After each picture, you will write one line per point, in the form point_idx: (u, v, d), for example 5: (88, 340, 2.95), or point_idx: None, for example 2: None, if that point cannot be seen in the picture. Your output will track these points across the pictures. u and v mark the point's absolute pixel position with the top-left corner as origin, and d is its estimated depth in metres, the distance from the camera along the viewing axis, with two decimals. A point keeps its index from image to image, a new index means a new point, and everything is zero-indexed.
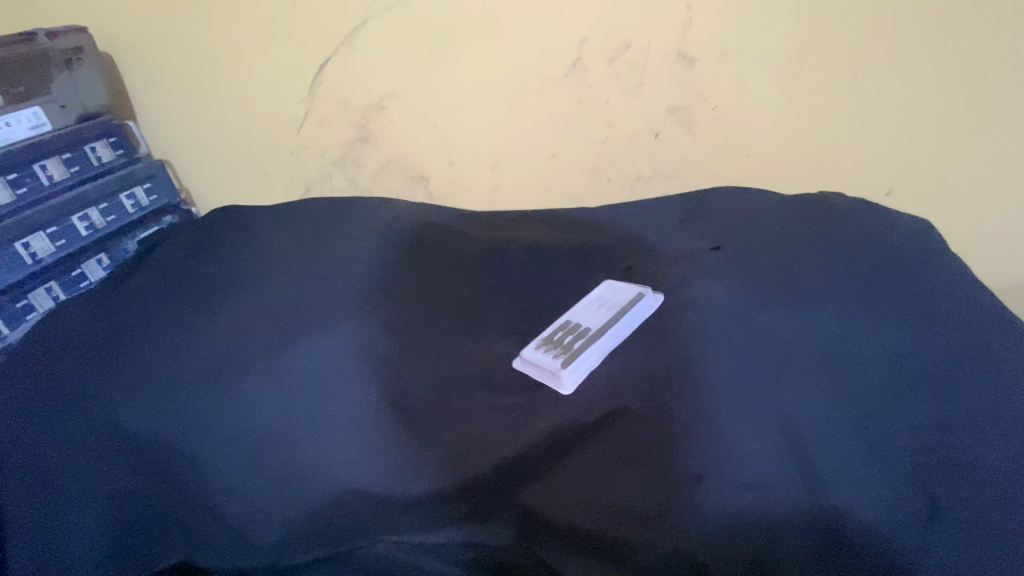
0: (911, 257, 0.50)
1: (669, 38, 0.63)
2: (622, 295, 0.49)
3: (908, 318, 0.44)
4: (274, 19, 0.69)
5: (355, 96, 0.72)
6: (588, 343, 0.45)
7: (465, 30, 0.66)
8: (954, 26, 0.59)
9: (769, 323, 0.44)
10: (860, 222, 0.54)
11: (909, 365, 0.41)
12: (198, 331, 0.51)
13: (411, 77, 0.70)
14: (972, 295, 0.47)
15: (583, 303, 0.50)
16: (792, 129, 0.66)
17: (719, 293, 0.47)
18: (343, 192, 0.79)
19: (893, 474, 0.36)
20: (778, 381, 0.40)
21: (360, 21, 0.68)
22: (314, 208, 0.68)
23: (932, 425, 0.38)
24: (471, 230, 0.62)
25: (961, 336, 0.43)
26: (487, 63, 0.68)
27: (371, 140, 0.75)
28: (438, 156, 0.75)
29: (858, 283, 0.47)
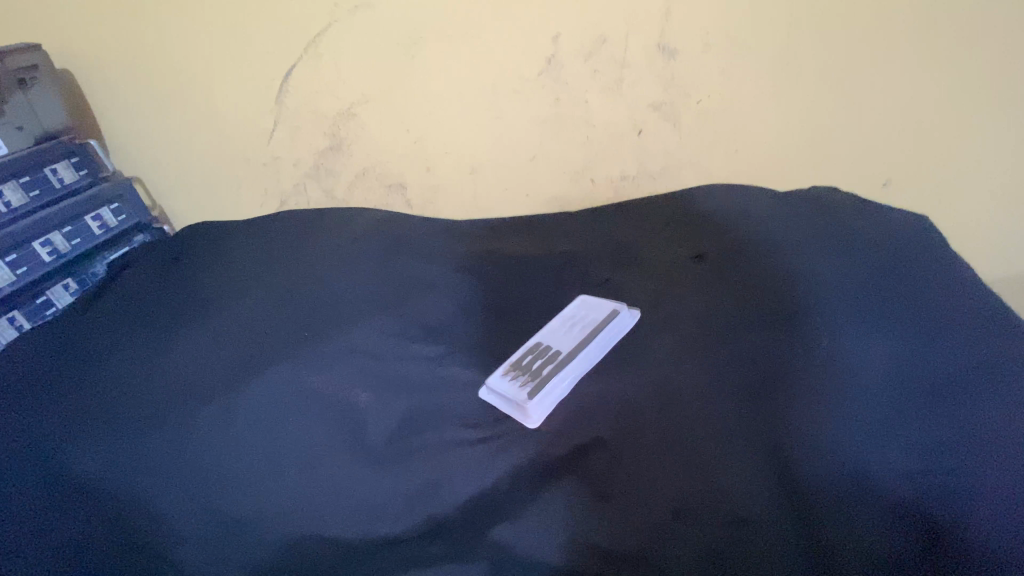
0: (910, 257, 0.46)
1: (648, 30, 0.59)
2: (596, 313, 0.46)
3: (905, 324, 0.41)
4: (236, 28, 0.67)
5: (325, 104, 0.69)
6: (558, 369, 0.42)
7: (435, 31, 0.63)
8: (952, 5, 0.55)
9: (750, 341, 0.41)
10: (854, 220, 0.50)
11: (907, 378, 0.38)
12: (163, 357, 0.49)
13: (382, 82, 0.67)
14: (976, 295, 0.44)
15: (555, 322, 0.47)
16: (782, 121, 0.63)
17: (696, 310, 0.45)
18: (319, 203, 0.77)
19: (900, 500, 0.32)
20: (764, 401, 0.37)
21: (324, 26, 0.65)
22: (284, 223, 0.65)
23: (941, 443, 0.34)
24: (445, 243, 0.60)
25: (967, 340, 0.40)
26: (458, 65, 0.65)
27: (345, 149, 0.72)
28: (415, 163, 0.72)
29: (852, 289, 0.44)
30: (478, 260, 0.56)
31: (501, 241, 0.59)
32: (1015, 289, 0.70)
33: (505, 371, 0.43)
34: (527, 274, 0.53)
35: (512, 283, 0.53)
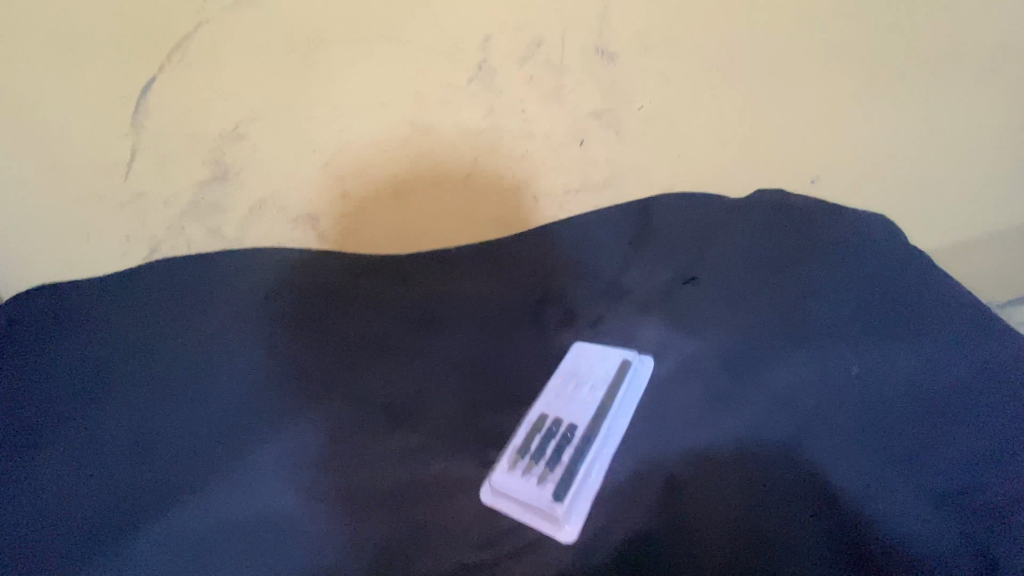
0: (884, 254, 0.46)
1: (586, 31, 0.54)
2: (606, 368, 0.41)
3: (914, 334, 0.40)
4: (62, 28, 0.51)
5: (204, 124, 0.56)
6: (583, 450, 0.35)
7: (339, 33, 0.53)
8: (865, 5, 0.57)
9: (776, 374, 0.38)
10: (820, 223, 0.50)
11: (934, 388, 0.37)
12: (79, 481, 0.40)
13: (277, 95, 0.56)
14: (954, 287, 0.44)
15: (558, 383, 0.41)
16: (721, 124, 0.62)
17: (708, 347, 0.41)
18: (206, 245, 0.63)
19: (969, 529, 0.30)
20: (809, 442, 0.35)
21: (192, 27, 0.51)
22: (198, 280, 0.55)
23: (986, 456, 0.33)
24: (399, 295, 0.53)
25: (976, 341, 0.39)
26: (372, 74, 0.55)
27: (234, 178, 0.60)
28: (326, 190, 0.62)
29: (849, 300, 0.42)
30: (452, 313, 0.50)
31: (468, 284, 0.53)
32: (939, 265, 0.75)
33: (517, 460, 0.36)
34: (505, 321, 0.49)
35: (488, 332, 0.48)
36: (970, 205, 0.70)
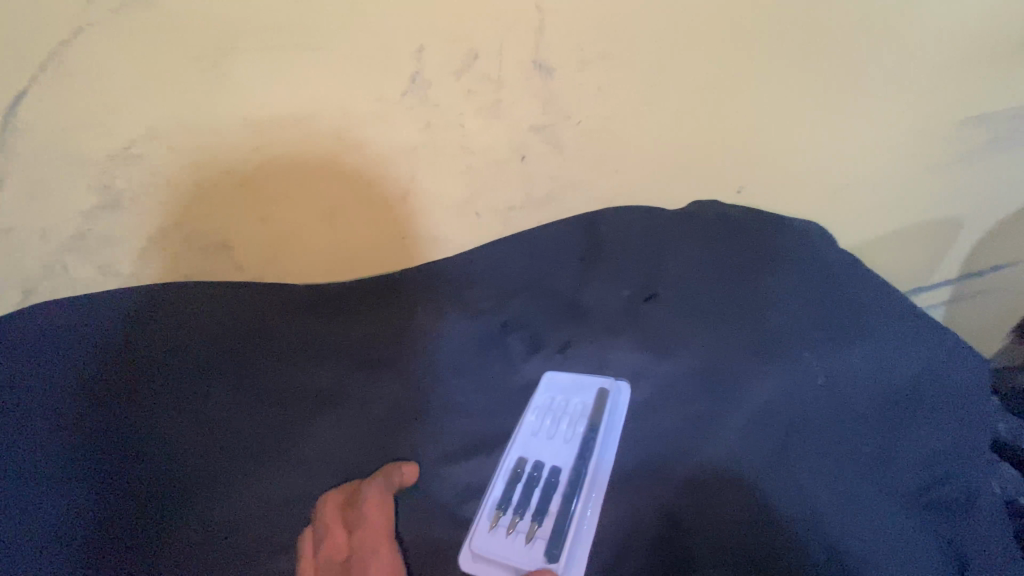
0: (822, 257, 0.49)
1: (523, 45, 0.53)
2: (583, 400, 0.44)
3: (867, 337, 0.42)
4: None
5: (92, 144, 0.49)
6: (571, 492, 0.39)
7: (251, 42, 0.47)
8: (777, 24, 0.60)
9: (755, 391, 0.40)
10: (762, 230, 0.51)
11: (887, 395, 0.40)
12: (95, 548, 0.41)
13: (181, 111, 0.49)
14: (884, 286, 0.47)
15: (539, 423, 0.44)
16: (653, 137, 0.64)
17: (679, 366, 0.43)
18: (97, 283, 0.56)
19: (918, 533, 0.35)
20: (791, 459, 0.37)
21: (71, 33, 0.44)
22: (154, 325, 0.52)
23: (924, 461, 0.38)
24: (360, 337, 0.52)
25: (920, 343, 0.43)
26: (293, 88, 0.50)
27: (129, 204, 0.53)
28: (243, 214, 0.57)
29: (804, 307, 0.44)
30: (424, 348, 0.50)
31: (434, 315, 0.52)
32: None
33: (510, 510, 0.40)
34: (476, 349, 0.50)
35: (460, 365, 0.49)
36: (842, 207, 0.82)
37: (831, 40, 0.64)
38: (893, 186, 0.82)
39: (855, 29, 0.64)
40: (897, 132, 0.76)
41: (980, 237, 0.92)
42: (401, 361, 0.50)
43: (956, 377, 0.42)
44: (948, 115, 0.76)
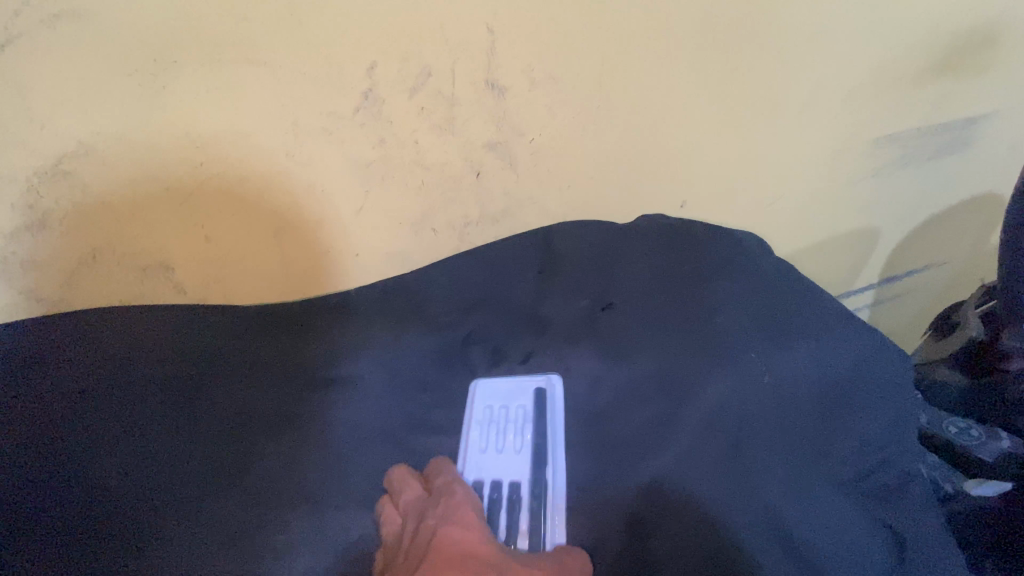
0: (757, 262, 0.52)
1: (476, 64, 0.54)
2: (524, 401, 0.48)
3: (802, 336, 0.45)
4: None
5: (12, 161, 0.46)
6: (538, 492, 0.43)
7: (193, 57, 0.46)
8: (710, 50, 0.65)
9: (707, 392, 0.41)
10: (703, 239, 0.54)
11: (825, 389, 0.43)
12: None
13: (117, 127, 0.47)
14: (813, 287, 0.51)
15: (489, 434, 0.47)
16: (602, 155, 0.67)
17: (630, 375, 0.45)
18: (15, 311, 0.53)
19: (858, 517, 0.39)
20: (745, 456, 0.39)
21: None
22: (104, 347, 0.50)
23: (861, 449, 0.42)
24: (308, 351, 0.51)
25: (852, 339, 0.46)
26: (239, 104, 0.49)
27: (57, 226, 0.50)
28: (185, 233, 0.54)
29: (746, 309, 0.47)
30: (381, 365, 0.50)
31: (393, 332, 0.52)
32: None
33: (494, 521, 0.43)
34: (436, 364, 0.51)
35: (423, 378, 0.50)
36: (776, 220, 0.88)
37: (759, 64, 0.69)
38: (822, 199, 0.89)
39: (779, 55, 0.69)
40: (820, 149, 0.82)
41: (899, 243, 1.00)
42: (346, 374, 0.49)
43: (885, 369, 0.45)
44: (864, 133, 0.84)
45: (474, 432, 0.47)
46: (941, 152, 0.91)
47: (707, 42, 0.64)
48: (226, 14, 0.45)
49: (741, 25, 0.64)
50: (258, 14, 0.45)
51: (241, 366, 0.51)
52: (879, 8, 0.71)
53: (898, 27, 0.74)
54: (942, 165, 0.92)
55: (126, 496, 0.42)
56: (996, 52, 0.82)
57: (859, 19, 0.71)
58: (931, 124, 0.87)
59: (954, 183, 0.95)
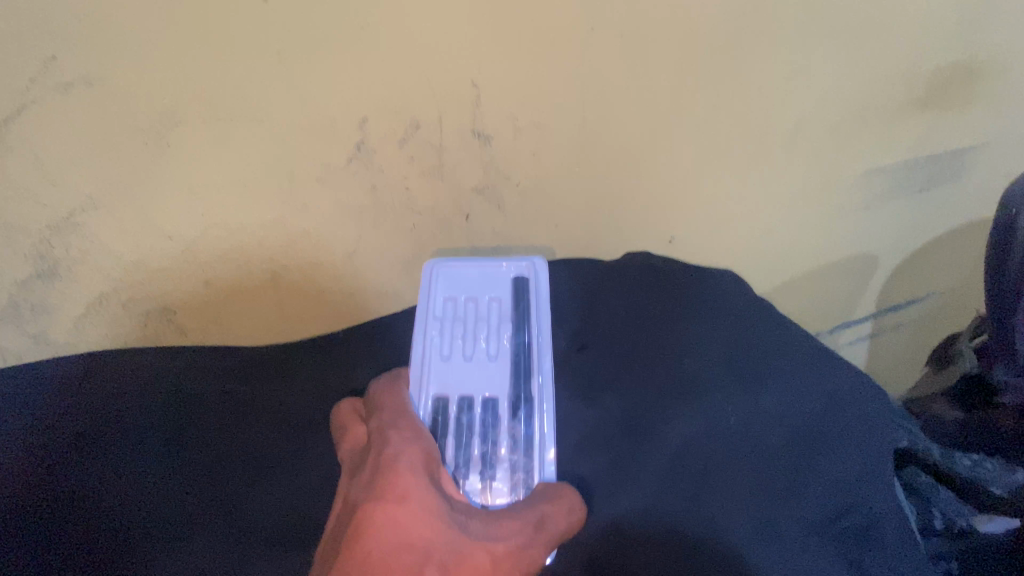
0: (730, 300, 0.53)
1: (462, 116, 0.57)
2: (496, 281, 0.56)
3: (772, 375, 0.46)
4: None
5: (27, 216, 0.49)
6: (519, 384, 0.53)
7: (196, 116, 0.49)
8: (690, 95, 0.67)
9: (673, 435, 0.43)
10: (679, 278, 0.55)
11: (798, 428, 0.44)
12: None
13: (123, 182, 0.50)
14: (786, 324, 0.52)
15: (462, 335, 0.55)
16: (588, 195, 0.70)
17: (604, 415, 0.46)
18: (24, 354, 0.56)
19: (827, 558, 0.40)
20: (708, 497, 0.40)
21: (13, 110, 0.45)
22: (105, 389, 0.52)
23: (836, 487, 0.42)
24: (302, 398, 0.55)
25: (822, 377, 0.47)
26: (238, 159, 0.52)
27: (66, 274, 0.53)
28: (186, 278, 0.57)
29: (716, 349, 0.48)
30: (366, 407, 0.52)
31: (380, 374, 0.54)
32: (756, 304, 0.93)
33: (466, 430, 0.52)
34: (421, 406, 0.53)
35: None
36: (766, 255, 0.89)
37: (739, 107, 0.71)
38: (811, 233, 0.90)
39: (759, 98, 0.72)
40: (807, 185, 0.84)
41: (894, 273, 1.00)
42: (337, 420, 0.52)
43: (858, 404, 0.46)
44: (850, 168, 0.85)
45: (449, 336, 0.55)
46: (931, 184, 0.91)
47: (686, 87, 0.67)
48: (226, 77, 0.48)
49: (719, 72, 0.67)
50: (256, 77, 0.49)
51: (236, 407, 0.53)
52: (856, 51, 0.74)
53: (876, 67, 0.76)
54: (933, 196, 0.93)
55: (135, 535, 0.46)
56: (979, 88, 0.84)
57: (837, 62, 0.73)
58: (917, 157, 0.88)
59: (946, 213, 0.95)
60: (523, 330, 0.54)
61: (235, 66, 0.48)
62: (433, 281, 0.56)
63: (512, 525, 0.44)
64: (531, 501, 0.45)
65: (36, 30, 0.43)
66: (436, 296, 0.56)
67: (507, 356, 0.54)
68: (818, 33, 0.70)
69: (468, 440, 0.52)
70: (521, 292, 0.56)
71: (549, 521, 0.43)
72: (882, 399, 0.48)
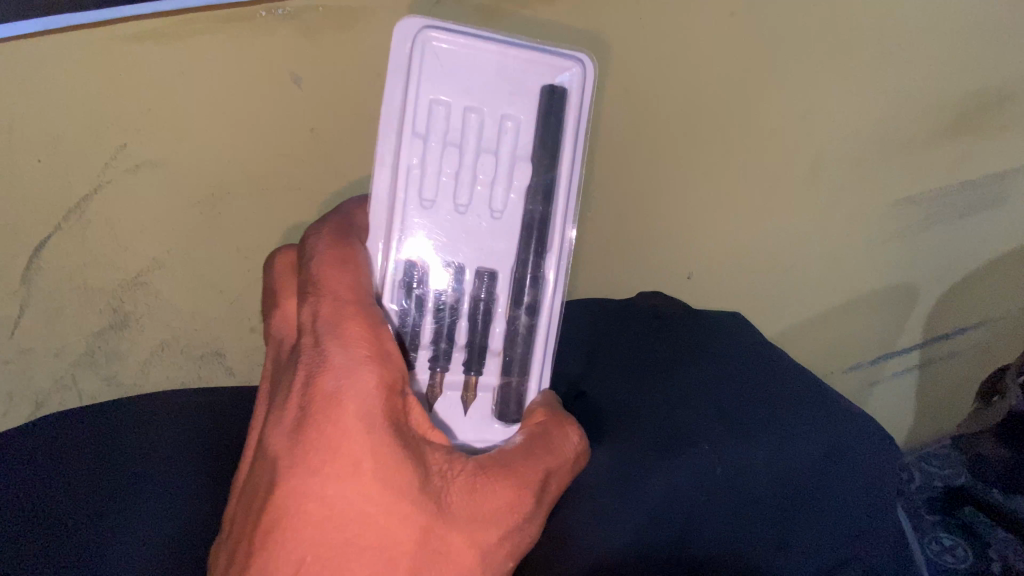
0: (728, 348, 0.58)
1: None
2: (523, 90, 0.50)
3: (761, 426, 0.49)
4: None
5: (105, 276, 0.60)
6: (540, 231, 0.51)
7: (240, 187, 0.58)
8: (683, 140, 0.73)
9: (658, 482, 0.47)
10: (682, 325, 0.61)
11: (784, 477, 0.46)
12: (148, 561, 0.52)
13: (184, 245, 0.59)
14: (781, 370, 0.56)
15: (455, 151, 0.49)
16: (601, 235, 0.76)
17: (600, 456, 0.52)
18: (97, 396, 0.64)
19: None
20: (688, 543, 0.45)
21: (89, 190, 0.57)
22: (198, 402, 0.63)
23: (824, 536, 0.45)
24: None
25: (820, 430, 0.49)
26: (275, 223, 0.59)
27: (134, 324, 0.62)
28: (234, 326, 0.63)
29: (709, 399, 0.51)
30: None
31: None
32: (788, 341, 0.91)
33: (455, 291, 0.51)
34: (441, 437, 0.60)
35: None
36: (799, 292, 0.87)
37: (743, 144, 0.74)
38: (841, 268, 0.87)
39: (764, 136, 0.74)
40: (830, 220, 0.82)
41: (944, 307, 0.94)
42: None
43: (857, 459, 0.48)
44: (883, 198, 0.83)
45: (439, 154, 0.49)
46: (973, 211, 0.87)
47: (677, 132, 0.72)
48: (265, 155, 0.57)
49: (710, 115, 0.72)
50: (290, 153, 0.58)
51: None
52: (864, 85, 0.74)
53: (893, 98, 0.76)
54: (977, 224, 0.88)
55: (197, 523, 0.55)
56: (1016, 110, 0.80)
57: (845, 97, 0.75)
58: (955, 184, 0.84)
59: (996, 241, 0.90)
60: (549, 163, 0.50)
61: (274, 141, 0.57)
62: (425, 56, 0.48)
63: (501, 502, 0.45)
64: (521, 467, 0.47)
65: (113, 127, 0.56)
66: (434, 91, 0.48)
67: (516, 200, 0.51)
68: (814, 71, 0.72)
69: (452, 311, 0.51)
70: (551, 109, 0.50)
71: (553, 477, 0.48)
72: (886, 455, 0.50)
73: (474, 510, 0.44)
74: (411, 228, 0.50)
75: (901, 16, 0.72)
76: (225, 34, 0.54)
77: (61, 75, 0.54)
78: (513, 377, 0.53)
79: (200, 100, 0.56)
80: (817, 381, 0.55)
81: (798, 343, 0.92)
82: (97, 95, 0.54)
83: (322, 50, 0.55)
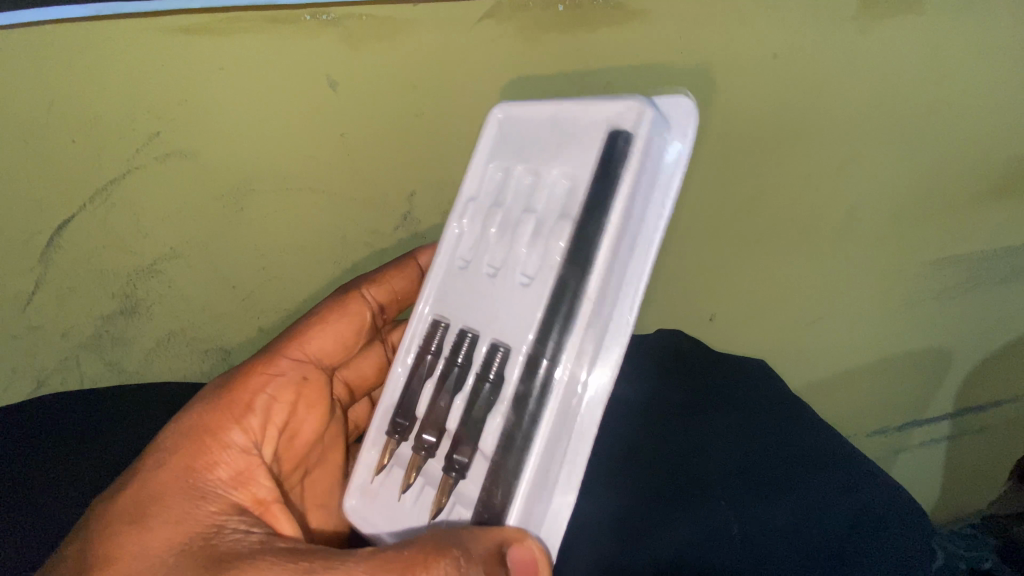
0: (751, 394, 0.56)
1: None
2: (581, 141, 0.41)
3: (783, 488, 0.47)
4: (6, 170, 0.59)
5: (120, 259, 0.62)
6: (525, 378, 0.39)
7: (268, 182, 0.61)
8: (718, 172, 0.70)
9: (669, 541, 0.45)
10: (703, 366, 0.59)
11: (811, 544, 0.44)
12: None
13: (203, 229, 0.62)
14: (812, 425, 0.53)
15: (528, 225, 0.42)
16: None
17: (602, 508, 0.48)
18: (97, 378, 0.66)
19: None
20: None
21: (119, 173, 0.60)
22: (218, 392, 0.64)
23: None
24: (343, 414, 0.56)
25: (848, 499, 0.47)
26: (295, 224, 0.62)
27: (143, 311, 0.64)
28: (245, 323, 0.65)
29: (732, 452, 0.49)
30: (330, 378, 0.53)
31: None
32: (816, 398, 0.86)
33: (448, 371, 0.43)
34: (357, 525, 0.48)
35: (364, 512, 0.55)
36: (829, 346, 0.82)
37: (775, 181, 0.71)
38: (872, 326, 0.82)
39: (798, 178, 0.72)
40: (866, 274, 0.78)
41: (981, 375, 0.85)
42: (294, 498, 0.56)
43: (891, 539, 0.45)
44: (926, 253, 0.78)
45: (508, 242, 0.43)
46: (1018, 277, 0.80)
47: (708, 173, 0.70)
48: (287, 155, 0.60)
49: (751, 152, 0.69)
50: (310, 152, 0.60)
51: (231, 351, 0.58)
52: (910, 139, 0.71)
53: (940, 153, 0.72)
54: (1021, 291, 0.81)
55: None
56: None
57: (892, 146, 0.71)
58: (1006, 247, 0.78)
59: None
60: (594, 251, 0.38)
61: (297, 147, 0.60)
62: (491, 132, 0.47)
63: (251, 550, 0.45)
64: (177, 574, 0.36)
65: (151, 115, 0.58)
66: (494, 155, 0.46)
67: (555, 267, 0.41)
68: (863, 115, 0.69)
69: (457, 383, 0.42)
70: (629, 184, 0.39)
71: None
72: (926, 541, 0.46)
73: (172, 448, 0.43)
74: (452, 293, 0.46)
75: (960, 71, 0.69)
76: (271, 33, 0.57)
77: (108, 64, 0.57)
78: (488, 487, 0.38)
79: (238, 93, 0.58)
80: (848, 442, 0.53)
81: (827, 401, 0.86)
82: (136, 85, 0.58)
83: (360, 56, 0.58)
